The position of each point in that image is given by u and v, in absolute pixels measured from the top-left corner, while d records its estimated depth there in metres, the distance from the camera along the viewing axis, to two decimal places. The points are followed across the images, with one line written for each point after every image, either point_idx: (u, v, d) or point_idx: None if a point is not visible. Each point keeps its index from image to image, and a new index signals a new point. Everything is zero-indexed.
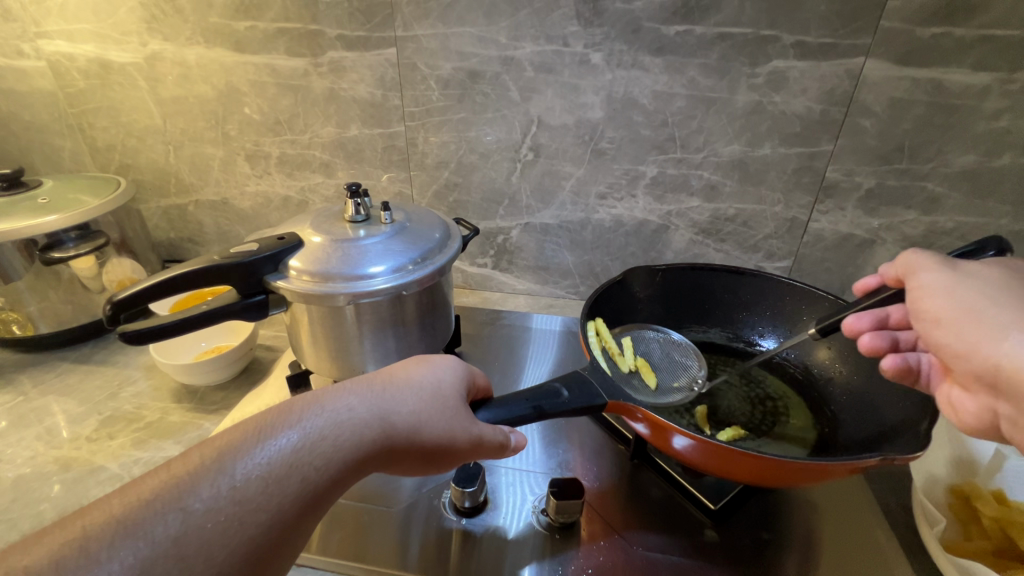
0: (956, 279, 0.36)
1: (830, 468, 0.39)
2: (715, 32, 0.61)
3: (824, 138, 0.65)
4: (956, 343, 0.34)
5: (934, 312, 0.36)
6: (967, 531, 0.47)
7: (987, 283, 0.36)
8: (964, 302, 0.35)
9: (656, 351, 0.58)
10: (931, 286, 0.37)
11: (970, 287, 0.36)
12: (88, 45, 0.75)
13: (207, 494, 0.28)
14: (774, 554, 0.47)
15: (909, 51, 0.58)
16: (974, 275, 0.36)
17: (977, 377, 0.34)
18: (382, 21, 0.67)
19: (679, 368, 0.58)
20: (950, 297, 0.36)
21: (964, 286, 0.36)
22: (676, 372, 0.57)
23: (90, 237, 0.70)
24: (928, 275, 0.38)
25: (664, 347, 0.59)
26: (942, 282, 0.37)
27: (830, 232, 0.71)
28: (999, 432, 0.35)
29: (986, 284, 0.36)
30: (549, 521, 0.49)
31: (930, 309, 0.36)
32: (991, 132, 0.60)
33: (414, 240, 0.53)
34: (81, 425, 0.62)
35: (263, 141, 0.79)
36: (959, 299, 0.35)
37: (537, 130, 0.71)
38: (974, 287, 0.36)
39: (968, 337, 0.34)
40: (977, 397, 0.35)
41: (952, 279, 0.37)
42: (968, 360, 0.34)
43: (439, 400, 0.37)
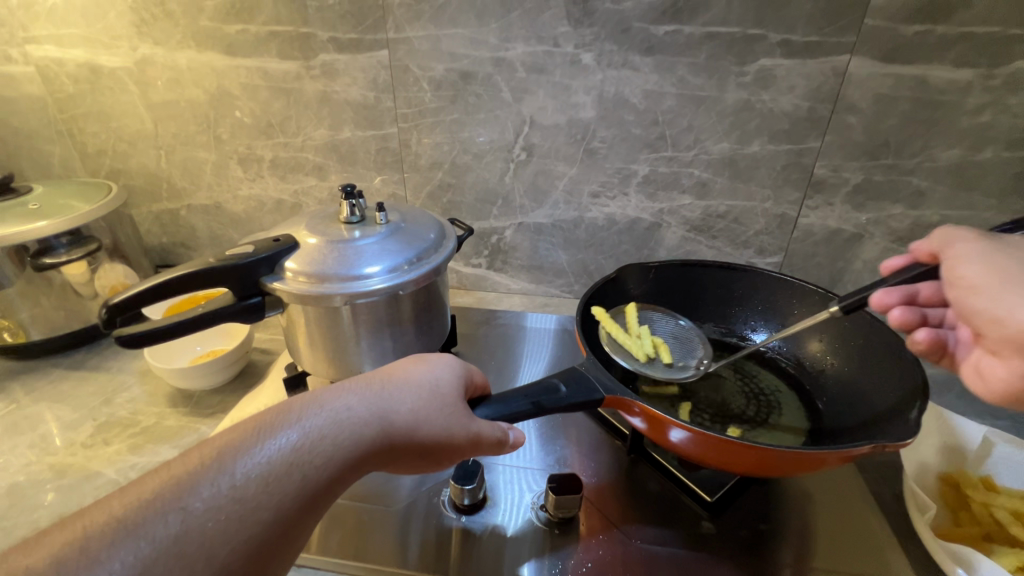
0: (994, 250, 0.37)
1: (823, 456, 0.39)
2: (704, 32, 0.62)
3: (811, 134, 0.66)
4: (988, 308, 0.35)
5: (967, 280, 0.37)
6: (957, 517, 0.48)
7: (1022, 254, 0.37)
8: (997, 269, 0.36)
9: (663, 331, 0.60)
10: (964, 256, 0.38)
11: (1002, 256, 0.37)
12: (77, 50, 0.75)
13: (208, 493, 0.29)
14: (770, 544, 0.48)
15: (893, 48, 0.59)
16: (1009, 245, 0.37)
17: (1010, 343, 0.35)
18: (374, 23, 0.67)
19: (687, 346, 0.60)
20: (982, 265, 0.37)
21: (999, 255, 0.37)
22: (682, 351, 0.59)
23: (82, 242, 0.70)
24: (961, 247, 0.39)
25: (670, 326, 0.61)
26: (976, 251, 0.38)
27: (820, 227, 0.72)
28: None
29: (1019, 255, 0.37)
30: (548, 517, 0.49)
31: (964, 276, 0.37)
32: (973, 127, 0.61)
33: (410, 240, 0.54)
34: (75, 432, 0.62)
35: (255, 144, 0.79)
36: (993, 266, 0.36)
37: (529, 130, 0.72)
38: (1009, 256, 0.37)
39: (1000, 302, 0.35)
40: (1009, 364, 0.36)
41: (986, 250, 0.38)
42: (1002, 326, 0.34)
43: (437, 398, 0.38)
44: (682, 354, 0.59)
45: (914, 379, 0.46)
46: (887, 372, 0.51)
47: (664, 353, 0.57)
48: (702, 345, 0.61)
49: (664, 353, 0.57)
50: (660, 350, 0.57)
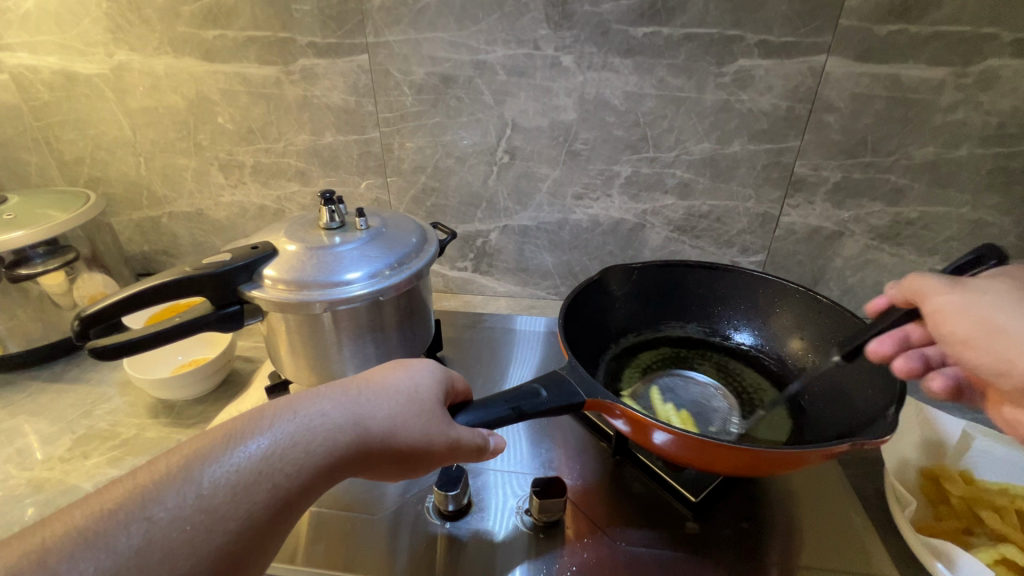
0: (972, 296, 0.37)
1: (803, 454, 0.39)
2: (682, 33, 0.62)
3: (790, 134, 0.66)
4: (997, 364, 0.35)
5: (957, 335, 0.37)
6: (937, 511, 0.48)
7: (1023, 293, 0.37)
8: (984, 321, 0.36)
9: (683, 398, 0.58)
10: (947, 310, 0.38)
11: (986, 305, 0.37)
12: (52, 57, 0.74)
13: (173, 503, 0.28)
14: (754, 544, 0.48)
15: (868, 48, 0.60)
16: (984, 290, 0.37)
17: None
18: (353, 27, 0.67)
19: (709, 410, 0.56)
20: (969, 317, 0.37)
21: (981, 303, 0.37)
22: (711, 414, 0.55)
23: (58, 252, 0.69)
24: (942, 297, 0.39)
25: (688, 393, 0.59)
26: (963, 303, 0.37)
27: (801, 225, 0.73)
28: None
29: (998, 299, 0.37)
30: (533, 521, 0.49)
31: (950, 330, 0.37)
32: (948, 124, 0.62)
33: (390, 245, 0.53)
34: (53, 445, 0.61)
35: (236, 150, 0.79)
36: (980, 315, 0.36)
37: (511, 133, 0.72)
38: (991, 301, 0.37)
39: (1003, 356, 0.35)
40: None
41: (967, 298, 0.37)
42: (1013, 378, 0.35)
43: (415, 404, 0.37)
44: (713, 419, 0.55)
45: (891, 376, 0.47)
46: (866, 369, 0.51)
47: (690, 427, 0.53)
48: (728, 401, 0.57)
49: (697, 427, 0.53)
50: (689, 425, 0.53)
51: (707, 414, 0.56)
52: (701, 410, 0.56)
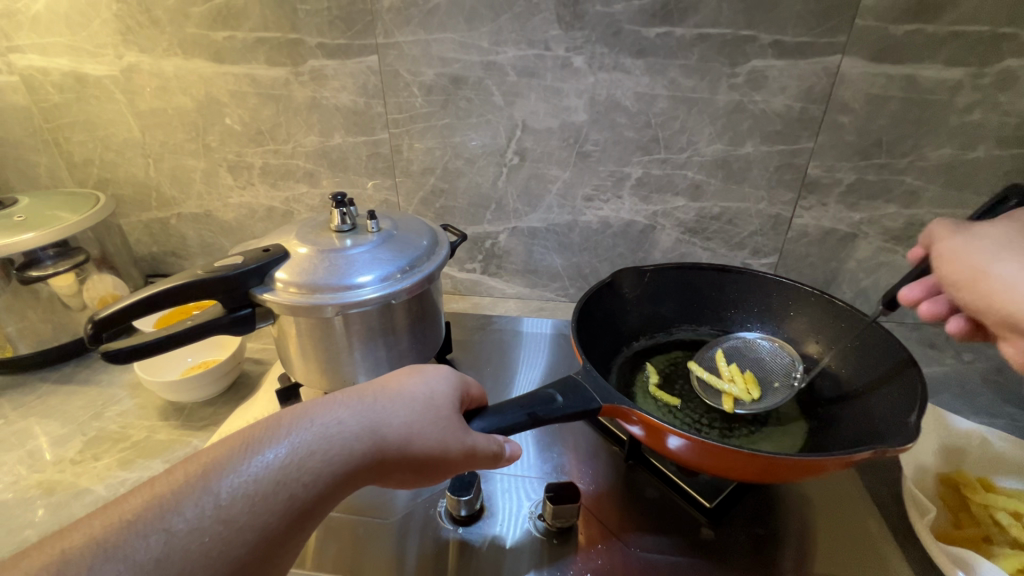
0: (976, 244, 0.40)
1: (822, 462, 0.39)
2: (695, 33, 0.61)
3: (804, 135, 0.65)
4: (979, 299, 0.38)
5: (956, 277, 0.40)
6: (957, 518, 0.47)
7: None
8: (976, 263, 0.39)
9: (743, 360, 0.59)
10: (950, 252, 0.41)
11: (982, 248, 0.39)
12: (62, 59, 0.74)
13: (191, 514, 0.28)
14: (770, 550, 0.47)
15: (884, 47, 0.59)
16: (988, 235, 0.40)
17: (1004, 327, 0.37)
18: (362, 28, 0.67)
19: (771, 369, 0.58)
20: (966, 257, 0.40)
21: (980, 246, 0.40)
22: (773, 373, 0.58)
23: (69, 254, 0.69)
24: (949, 241, 0.42)
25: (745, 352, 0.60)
26: (964, 247, 0.41)
27: (814, 227, 0.72)
28: None
29: (998, 242, 0.39)
30: (546, 527, 0.49)
31: (947, 272, 0.41)
32: (965, 125, 0.62)
33: (402, 248, 0.53)
34: (65, 447, 0.61)
35: (245, 152, 0.78)
36: (975, 258, 0.39)
37: (521, 134, 0.71)
38: (992, 244, 0.39)
39: (988, 293, 0.38)
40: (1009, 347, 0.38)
41: (968, 243, 0.41)
42: (990, 311, 0.38)
43: (432, 411, 0.37)
44: (775, 374, 0.58)
45: (911, 382, 0.46)
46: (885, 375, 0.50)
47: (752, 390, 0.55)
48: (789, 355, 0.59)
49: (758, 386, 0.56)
50: (752, 384, 0.56)
51: (768, 371, 0.58)
52: (761, 369, 0.59)
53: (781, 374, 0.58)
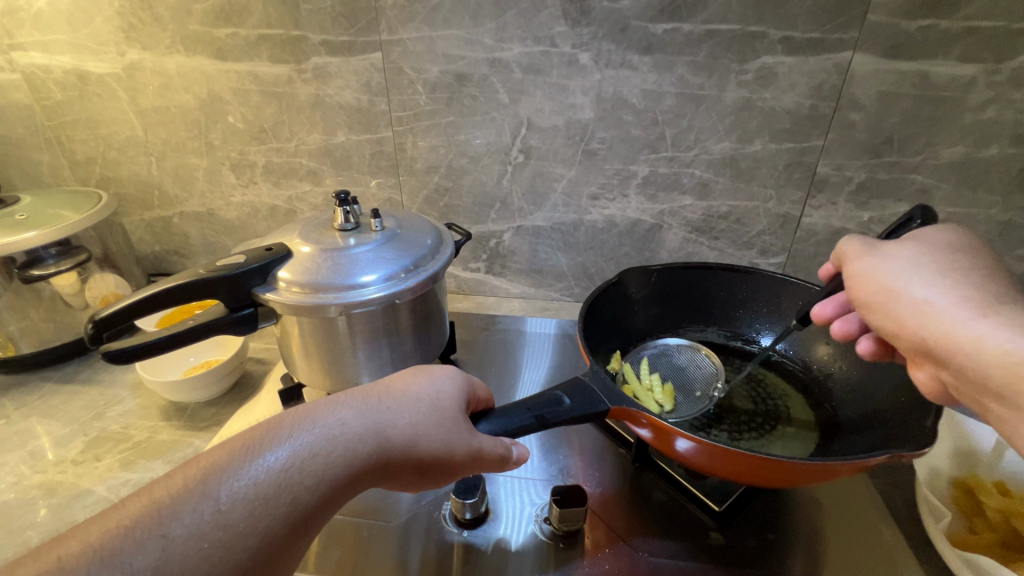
0: (881, 265, 0.38)
1: (837, 466, 0.38)
2: (703, 29, 0.60)
3: (814, 132, 0.64)
4: (890, 325, 0.37)
5: (867, 300, 0.38)
6: (972, 523, 0.46)
7: (929, 250, 0.37)
8: (885, 288, 0.37)
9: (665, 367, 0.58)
10: (857, 274, 0.39)
11: (889, 271, 0.37)
12: (64, 56, 0.74)
13: (190, 520, 0.27)
14: (780, 556, 0.47)
15: (896, 44, 0.58)
16: (894, 254, 0.38)
17: (917, 352, 0.36)
18: (366, 25, 0.66)
19: (693, 379, 0.57)
20: (873, 279, 0.38)
21: (886, 267, 0.37)
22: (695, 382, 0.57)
23: (71, 253, 0.68)
24: (857, 262, 0.39)
25: (669, 360, 0.59)
26: (872, 268, 0.38)
27: (823, 226, 0.71)
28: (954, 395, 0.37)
29: (904, 264, 0.37)
30: (553, 530, 0.48)
31: (860, 295, 0.39)
32: (978, 123, 0.60)
33: (406, 247, 0.52)
34: (66, 447, 0.61)
35: (248, 150, 0.78)
36: (884, 281, 0.37)
37: (526, 132, 0.71)
38: (898, 265, 0.37)
39: (898, 319, 0.36)
40: (925, 370, 0.37)
41: (875, 264, 0.38)
42: (904, 337, 0.36)
43: (437, 413, 0.36)
44: (696, 383, 0.56)
45: None
46: (899, 377, 0.49)
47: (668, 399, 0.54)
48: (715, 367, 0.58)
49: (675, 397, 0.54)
50: (668, 394, 0.54)
51: (688, 380, 0.57)
52: (683, 378, 0.57)
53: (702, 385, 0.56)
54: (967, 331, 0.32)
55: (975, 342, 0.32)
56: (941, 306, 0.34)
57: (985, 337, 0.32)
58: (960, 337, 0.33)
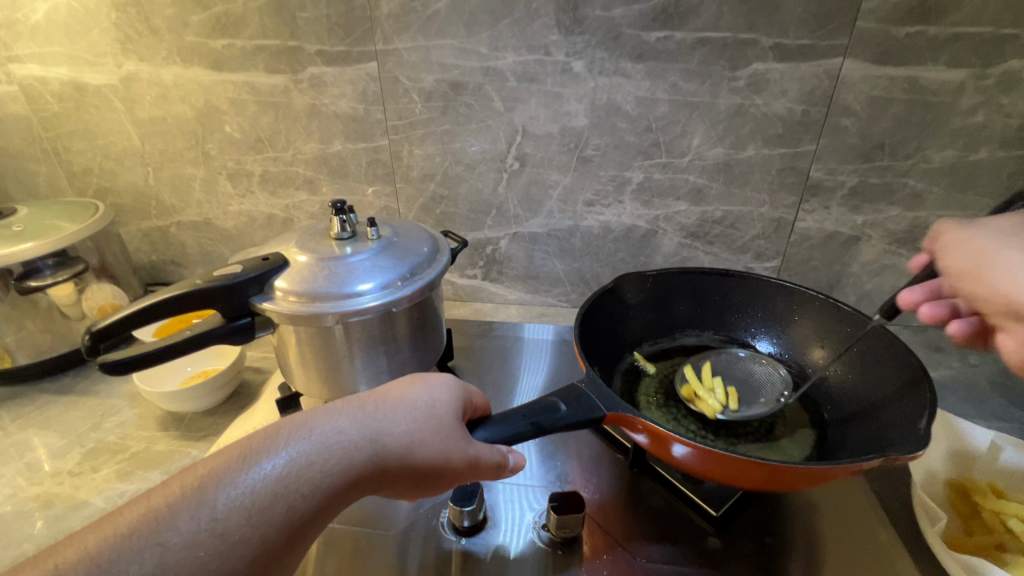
0: (976, 236, 0.41)
1: (830, 470, 0.38)
2: (695, 37, 0.61)
3: (806, 138, 0.65)
4: (982, 289, 0.38)
5: (958, 266, 0.41)
6: (969, 525, 0.47)
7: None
8: (975, 254, 0.40)
9: (729, 374, 0.58)
10: (951, 243, 0.42)
11: (982, 241, 0.40)
12: (61, 68, 0.74)
13: (187, 527, 0.28)
14: (778, 561, 0.47)
15: (885, 50, 0.58)
16: (996, 231, 0.41)
17: (1004, 313, 0.37)
18: (361, 35, 0.66)
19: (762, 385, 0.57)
20: (967, 250, 0.41)
21: (980, 239, 0.41)
22: (760, 386, 0.57)
23: (67, 264, 0.68)
24: (953, 235, 0.43)
25: (733, 368, 0.59)
26: (966, 237, 0.42)
27: (817, 231, 0.71)
28: None
29: (1000, 237, 0.40)
30: (551, 537, 0.48)
31: (951, 265, 0.41)
32: (968, 127, 0.61)
33: (403, 255, 0.53)
34: (63, 459, 0.60)
35: (244, 160, 0.78)
36: (976, 249, 0.40)
37: (521, 139, 0.71)
38: (995, 238, 0.40)
39: (988, 282, 0.38)
40: (1011, 336, 0.37)
41: (968, 236, 0.42)
42: (995, 299, 0.38)
43: (434, 420, 0.36)
44: (762, 388, 0.57)
45: (921, 389, 0.45)
46: (894, 380, 0.50)
47: (732, 400, 0.54)
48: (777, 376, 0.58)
49: (738, 398, 0.55)
50: (731, 396, 0.54)
51: (755, 386, 0.57)
52: (748, 381, 0.57)
53: (769, 390, 0.57)
54: None
55: None
56: None
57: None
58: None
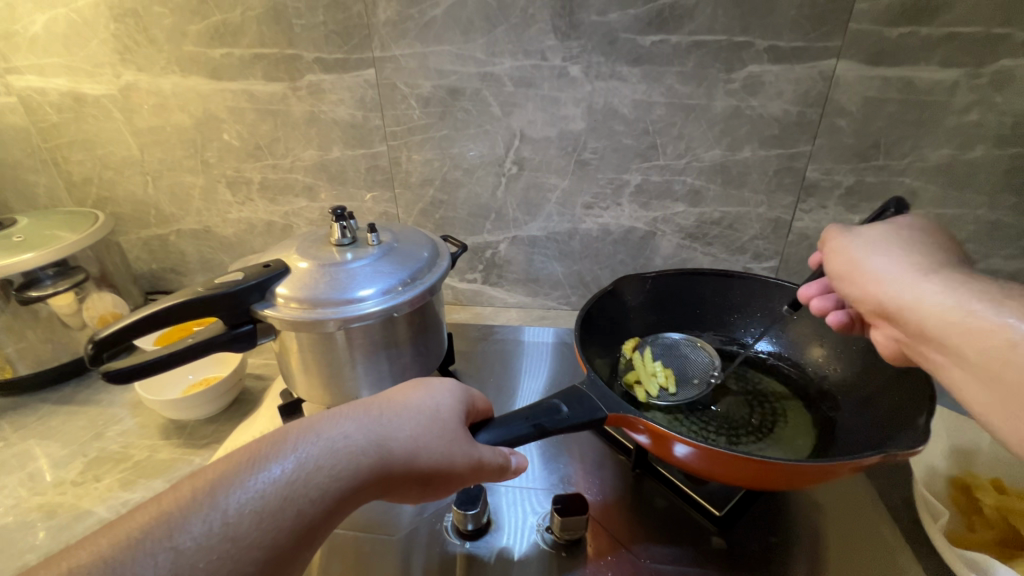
0: (852, 238, 0.42)
1: (835, 467, 0.38)
2: (690, 41, 0.62)
3: (802, 139, 0.66)
4: (855, 292, 0.40)
5: (836, 269, 0.42)
6: (970, 521, 0.47)
7: (901, 229, 0.41)
8: (851, 257, 0.41)
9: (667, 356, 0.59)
10: (832, 246, 0.43)
11: (856, 244, 0.41)
12: (60, 79, 0.74)
13: (198, 531, 0.28)
14: (783, 559, 0.47)
15: (878, 51, 0.59)
16: (869, 232, 0.42)
17: (875, 313, 0.40)
18: (359, 42, 0.67)
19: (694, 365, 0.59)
20: (842, 254, 0.42)
21: (855, 242, 0.42)
22: (693, 367, 0.59)
23: (68, 273, 0.68)
24: (835, 237, 0.43)
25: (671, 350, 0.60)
26: (842, 241, 0.43)
27: (814, 230, 0.72)
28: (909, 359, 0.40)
29: (873, 239, 0.41)
30: (555, 539, 0.48)
31: (830, 267, 0.43)
32: (963, 126, 0.62)
33: (403, 260, 0.53)
34: (65, 469, 0.60)
35: (243, 167, 0.79)
36: (851, 253, 0.41)
37: (519, 144, 0.71)
38: (868, 241, 0.41)
39: (860, 284, 0.40)
40: (883, 332, 0.41)
41: (846, 239, 0.42)
42: (866, 300, 0.40)
43: (438, 424, 0.36)
44: (694, 368, 0.58)
45: (921, 384, 0.46)
46: (894, 377, 0.50)
47: (669, 382, 0.56)
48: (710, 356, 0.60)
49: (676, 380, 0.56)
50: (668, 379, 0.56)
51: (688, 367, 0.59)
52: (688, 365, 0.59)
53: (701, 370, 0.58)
54: (918, 291, 0.36)
55: (927, 305, 0.35)
56: (899, 271, 0.38)
57: (931, 297, 0.35)
58: (911, 296, 0.36)
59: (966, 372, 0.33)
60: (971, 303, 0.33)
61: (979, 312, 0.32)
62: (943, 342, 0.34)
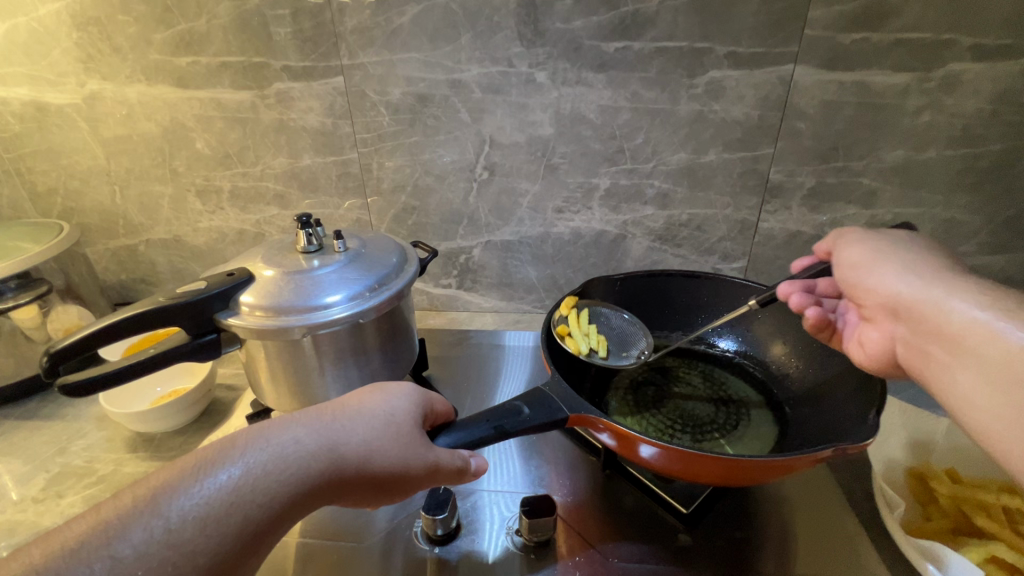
0: (871, 239, 0.44)
1: (788, 462, 0.39)
2: (653, 47, 0.63)
3: (764, 141, 0.67)
4: (866, 281, 0.42)
5: (851, 259, 0.44)
6: (926, 510, 0.49)
7: (923, 244, 0.44)
8: (870, 252, 0.43)
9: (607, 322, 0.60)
10: (852, 241, 0.45)
11: (877, 243, 0.43)
12: (22, 88, 0.73)
13: (138, 539, 0.27)
14: (747, 553, 0.48)
15: (833, 56, 0.61)
16: (891, 237, 0.44)
17: (881, 307, 0.41)
18: (327, 50, 0.67)
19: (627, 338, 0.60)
20: (861, 247, 0.44)
21: (876, 243, 0.44)
22: (626, 340, 0.60)
23: (30, 286, 0.67)
24: (857, 236, 0.45)
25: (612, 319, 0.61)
26: (862, 238, 0.45)
27: (780, 231, 0.74)
28: (896, 361, 0.43)
29: (896, 243, 0.43)
30: (524, 541, 0.48)
31: (845, 257, 0.44)
32: (916, 128, 0.64)
33: (370, 266, 0.53)
34: (27, 486, 0.59)
35: (213, 176, 0.78)
36: (871, 250, 0.43)
37: (489, 149, 0.72)
38: (889, 244, 0.43)
39: (875, 275, 0.41)
40: (880, 328, 0.42)
41: (868, 239, 0.44)
42: (877, 293, 0.41)
43: (392, 428, 0.36)
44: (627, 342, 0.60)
45: (875, 379, 0.47)
46: (850, 373, 0.52)
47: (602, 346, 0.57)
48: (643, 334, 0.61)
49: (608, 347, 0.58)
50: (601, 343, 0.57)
51: (621, 339, 0.60)
52: (619, 333, 0.60)
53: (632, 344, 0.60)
54: (937, 292, 0.37)
55: (942, 305, 0.36)
56: (917, 272, 0.39)
57: (950, 300, 0.36)
58: (930, 295, 0.37)
59: (968, 372, 0.34)
60: (987, 309, 0.35)
61: (995, 318, 0.34)
62: (952, 340, 0.35)
